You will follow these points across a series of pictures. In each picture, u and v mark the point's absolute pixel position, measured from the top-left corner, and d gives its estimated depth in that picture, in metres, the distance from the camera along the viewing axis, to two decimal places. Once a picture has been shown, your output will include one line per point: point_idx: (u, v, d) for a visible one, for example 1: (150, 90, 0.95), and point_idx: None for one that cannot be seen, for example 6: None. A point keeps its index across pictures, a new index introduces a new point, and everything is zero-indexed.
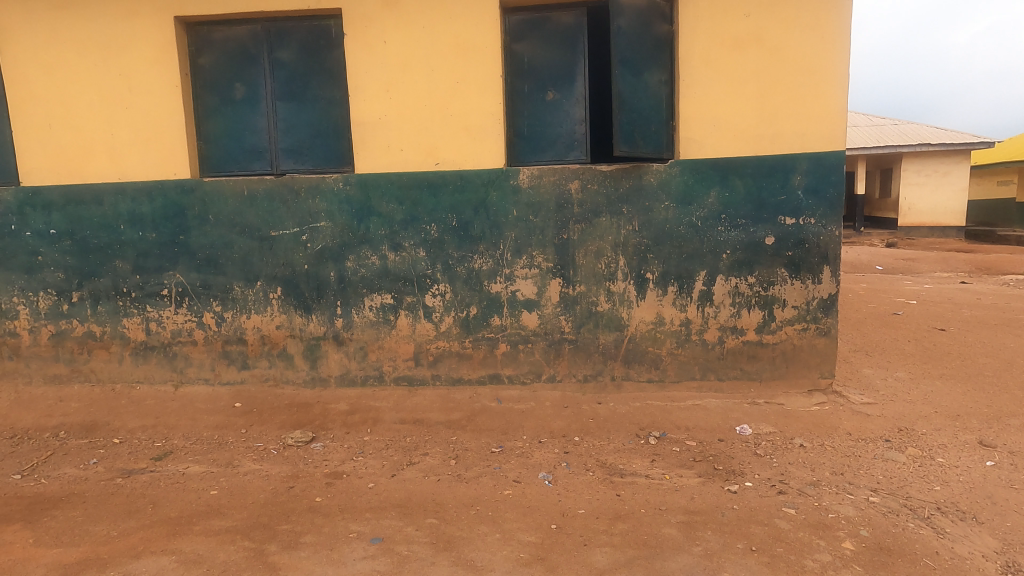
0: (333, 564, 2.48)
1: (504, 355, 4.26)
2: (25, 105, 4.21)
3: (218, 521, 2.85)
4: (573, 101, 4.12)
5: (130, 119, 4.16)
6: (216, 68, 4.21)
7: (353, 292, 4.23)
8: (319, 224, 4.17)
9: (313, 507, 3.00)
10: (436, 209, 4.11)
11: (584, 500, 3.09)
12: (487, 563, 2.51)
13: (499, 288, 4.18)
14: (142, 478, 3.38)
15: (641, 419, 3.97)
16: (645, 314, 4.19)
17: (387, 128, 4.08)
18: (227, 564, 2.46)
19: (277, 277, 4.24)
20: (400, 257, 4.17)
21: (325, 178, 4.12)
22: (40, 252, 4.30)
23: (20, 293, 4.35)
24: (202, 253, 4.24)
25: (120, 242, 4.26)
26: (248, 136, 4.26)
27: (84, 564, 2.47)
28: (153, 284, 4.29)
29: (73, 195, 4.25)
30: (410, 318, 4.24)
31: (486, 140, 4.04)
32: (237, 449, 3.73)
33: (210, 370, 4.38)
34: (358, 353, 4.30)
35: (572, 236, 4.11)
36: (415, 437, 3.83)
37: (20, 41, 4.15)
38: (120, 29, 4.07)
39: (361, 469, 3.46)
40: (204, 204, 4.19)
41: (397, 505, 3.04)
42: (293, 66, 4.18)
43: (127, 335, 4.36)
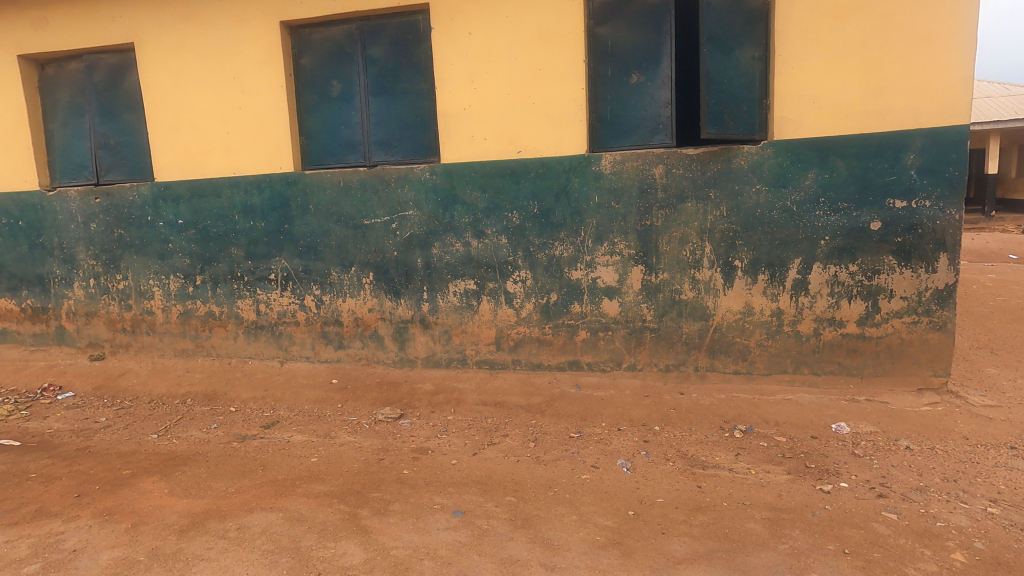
0: (418, 532, 2.64)
1: (584, 343, 4.26)
2: (158, 110, 4.75)
3: (318, 485, 3.12)
4: (658, 84, 4.00)
5: (243, 119, 4.57)
6: (316, 67, 4.51)
7: (438, 277, 4.40)
8: (407, 212, 4.38)
9: (401, 479, 3.21)
10: (518, 196, 4.18)
11: (663, 490, 3.06)
12: (564, 543, 2.57)
13: (580, 275, 4.19)
14: (254, 443, 3.77)
15: (726, 412, 3.84)
16: (732, 303, 4.03)
17: (471, 118, 4.19)
18: (325, 524, 2.70)
19: (370, 263, 4.51)
20: (483, 244, 4.29)
21: (413, 169, 4.32)
22: (171, 240, 4.86)
23: (155, 277, 4.94)
24: (304, 240, 4.59)
25: (235, 231, 4.71)
26: (343, 131, 4.54)
27: (207, 514, 2.80)
28: (262, 269, 4.71)
29: (197, 189, 4.74)
30: (492, 303, 4.35)
31: (567, 127, 4.04)
32: (334, 422, 4.05)
33: (311, 348, 4.74)
34: (443, 336, 4.48)
35: (655, 222, 4.03)
36: (496, 419, 3.96)
37: (153, 52, 4.67)
38: (233, 37, 4.48)
39: (445, 446, 3.64)
40: (306, 195, 4.53)
41: (478, 482, 3.17)
42: (384, 61, 4.39)
43: (240, 315, 4.82)
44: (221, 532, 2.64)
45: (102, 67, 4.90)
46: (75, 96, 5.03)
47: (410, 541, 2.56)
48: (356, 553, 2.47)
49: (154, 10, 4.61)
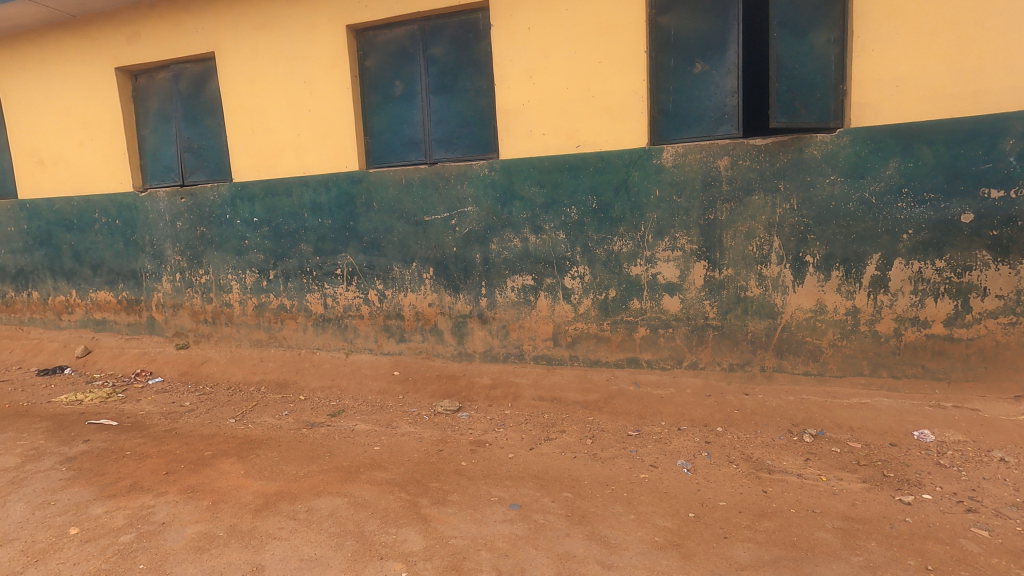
0: (476, 522, 2.69)
1: (644, 340, 4.17)
2: (236, 114, 5.05)
3: (381, 473, 3.24)
4: (723, 72, 3.85)
5: (312, 120, 4.78)
6: (380, 69, 4.65)
7: (497, 273, 4.44)
8: (466, 209, 4.44)
9: (460, 470, 3.27)
10: (577, 191, 4.14)
11: (725, 493, 2.96)
12: (621, 542, 2.54)
13: (639, 270, 4.11)
14: (321, 430, 3.96)
15: (795, 415, 3.66)
16: (802, 300, 3.83)
17: (530, 114, 4.20)
18: (388, 510, 2.80)
19: (430, 259, 4.61)
20: (541, 239, 4.28)
21: (472, 165, 4.37)
22: (247, 237, 5.16)
23: (233, 271, 5.26)
24: (368, 236, 4.76)
25: (305, 228, 4.94)
26: (406, 129, 4.66)
27: (279, 496, 2.97)
28: (329, 264, 4.92)
29: (270, 189, 5.01)
30: (549, 299, 4.34)
31: (628, 120, 3.97)
32: (396, 413, 4.19)
33: (374, 341, 4.91)
34: (501, 331, 4.52)
35: (719, 216, 3.89)
36: (553, 415, 3.97)
37: (231, 60, 4.96)
38: (303, 42, 4.68)
39: (502, 440, 3.68)
40: (370, 192, 4.68)
41: (535, 476, 3.19)
42: (445, 60, 4.46)
43: (309, 308, 5.06)
44: (292, 513, 2.79)
45: (187, 76, 5.26)
46: (164, 104, 5.43)
47: (468, 531, 2.61)
48: (416, 540, 2.54)
49: (232, 20, 4.89)
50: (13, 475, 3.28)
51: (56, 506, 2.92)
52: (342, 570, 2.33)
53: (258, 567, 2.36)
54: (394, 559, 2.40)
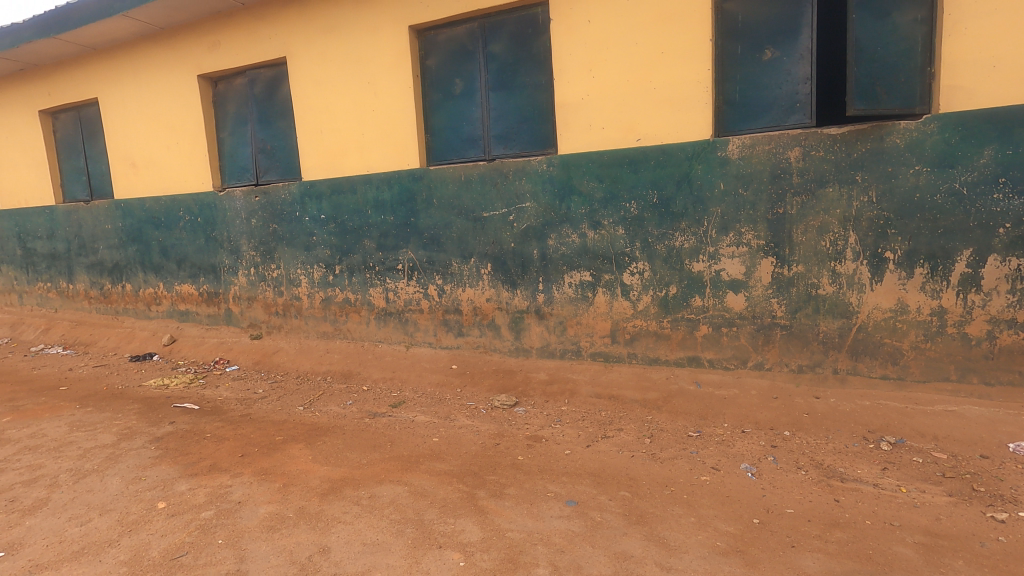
0: (533, 517, 2.70)
1: (706, 338, 4.04)
2: (305, 115, 5.28)
3: (439, 463, 3.31)
4: (795, 59, 3.66)
5: (376, 120, 4.93)
6: (441, 68, 4.73)
7: (554, 269, 4.43)
8: (524, 204, 4.45)
9: (516, 464, 3.29)
10: (636, 185, 4.06)
11: (793, 500, 2.83)
12: (680, 545, 2.48)
13: (701, 267, 3.98)
14: (383, 419, 4.09)
15: (871, 421, 3.45)
16: (881, 299, 3.59)
17: (590, 108, 4.15)
18: (446, 500, 2.86)
19: (488, 255, 4.66)
20: (599, 235, 4.23)
21: (530, 161, 4.37)
22: (315, 234, 5.39)
23: (302, 266, 5.52)
24: (428, 232, 4.86)
25: (368, 225, 5.10)
26: (465, 127, 4.72)
27: (344, 481, 3.09)
28: (391, 259, 5.07)
29: (336, 187, 5.20)
30: (608, 295, 4.29)
31: (691, 111, 3.85)
32: (454, 405, 4.28)
33: (433, 335, 5.01)
34: (558, 327, 4.50)
35: (789, 210, 3.71)
36: (610, 413, 3.93)
37: (302, 64, 5.19)
38: (368, 44, 4.83)
39: (558, 436, 3.68)
40: (430, 189, 4.78)
41: (592, 474, 3.16)
42: (504, 57, 4.48)
43: (372, 302, 5.22)
44: (356, 498, 2.90)
45: (261, 80, 5.55)
46: (240, 108, 5.76)
47: (524, 525, 2.63)
48: (474, 531, 2.58)
49: (303, 26, 5.11)
50: (110, 451, 3.59)
51: (147, 481, 3.17)
52: (402, 556, 2.41)
53: (324, 548, 2.47)
54: (452, 548, 2.45)
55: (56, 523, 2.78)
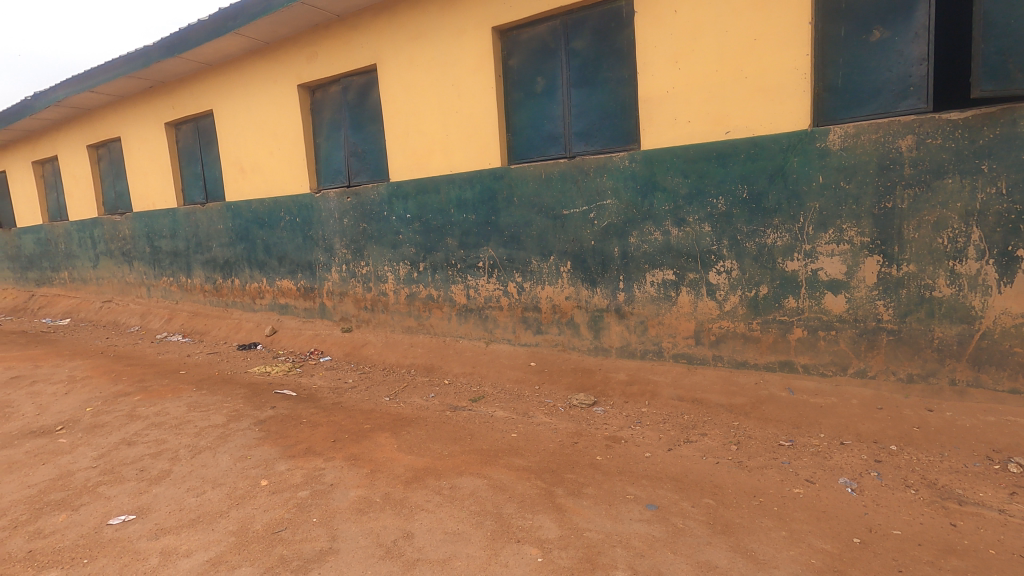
0: (611, 518, 2.66)
1: (800, 342, 3.79)
2: (394, 119, 5.51)
3: (518, 459, 3.35)
4: (909, 38, 3.34)
5: (459, 121, 5.06)
6: (523, 67, 4.77)
7: (636, 267, 4.34)
8: (605, 202, 4.39)
9: (595, 464, 3.26)
10: (725, 180, 3.88)
11: (900, 520, 2.60)
12: (770, 559, 2.35)
13: (796, 266, 3.74)
14: (464, 413, 4.20)
15: (996, 439, 3.08)
16: (1010, 303, 3.20)
17: (675, 101, 4.02)
18: (525, 496, 2.89)
19: (568, 252, 4.64)
20: (684, 232, 4.09)
21: (612, 157, 4.30)
22: (401, 232, 5.62)
23: (389, 263, 5.77)
24: (508, 230, 4.92)
25: (451, 223, 5.25)
26: (546, 124, 4.73)
27: (427, 471, 3.21)
28: (472, 257, 5.18)
29: (421, 187, 5.39)
30: (692, 295, 4.13)
31: (787, 100, 3.62)
32: (532, 402, 4.31)
33: (512, 332, 5.06)
34: (639, 327, 4.40)
35: (899, 204, 3.39)
36: (694, 417, 3.79)
37: (391, 69, 5.43)
38: (453, 47, 4.96)
39: (638, 438, 3.60)
40: (511, 187, 4.83)
41: (674, 478, 3.07)
42: (586, 53, 4.44)
43: (454, 298, 5.37)
44: (437, 488, 3.00)
45: (354, 87, 5.87)
46: (335, 114, 6.11)
47: (603, 526, 2.60)
48: (552, 528, 2.59)
49: (392, 33, 5.34)
50: (221, 431, 3.95)
51: (252, 460, 3.46)
52: (482, 547, 2.46)
53: (408, 534, 2.58)
54: (530, 543, 2.47)
55: (177, 492, 3.10)
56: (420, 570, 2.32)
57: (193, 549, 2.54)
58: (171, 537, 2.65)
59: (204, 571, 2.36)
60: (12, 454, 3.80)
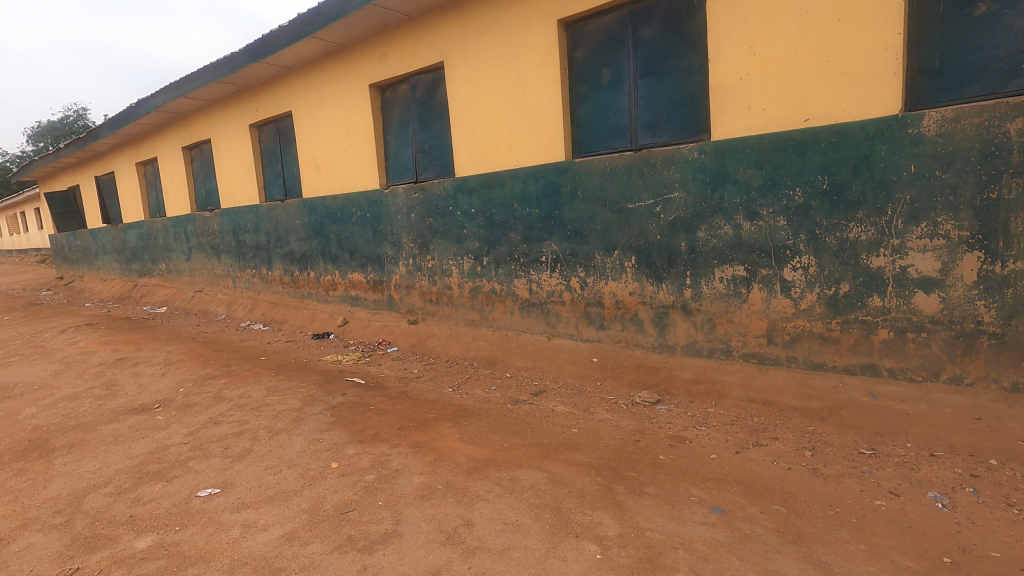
0: (674, 519, 2.60)
1: (885, 344, 3.53)
2: (460, 115, 5.60)
3: (578, 454, 3.33)
4: (1020, 10, 3.03)
5: (524, 115, 5.06)
6: (588, 59, 4.71)
7: (704, 262, 4.19)
8: (672, 195, 4.26)
9: (657, 463, 3.19)
10: (803, 171, 3.66)
11: (999, 541, 2.37)
12: (846, 572, 2.21)
13: (881, 262, 3.49)
14: (525, 407, 4.23)
15: None
16: None
17: (749, 89, 3.84)
18: (584, 491, 2.87)
19: (633, 247, 4.54)
20: (756, 227, 3.91)
21: (680, 148, 4.16)
22: (466, 227, 5.70)
23: (454, 258, 5.88)
24: (572, 225, 4.88)
25: (515, 218, 5.27)
26: (612, 117, 4.65)
27: (487, 462, 3.26)
28: (535, 251, 5.18)
29: (486, 182, 5.44)
30: (764, 292, 3.94)
31: (875, 84, 3.36)
32: (594, 399, 4.28)
33: (574, 327, 5.03)
34: (706, 324, 4.25)
35: (1004, 195, 3.08)
36: (764, 419, 3.62)
37: (458, 67, 5.51)
38: (518, 42, 4.97)
39: (703, 438, 3.49)
40: (575, 181, 4.78)
41: (741, 482, 2.95)
42: (654, 42, 4.32)
43: (516, 292, 5.40)
44: (497, 479, 3.04)
45: (423, 85, 6.01)
46: (404, 112, 6.29)
47: (664, 526, 2.54)
48: (611, 525, 2.56)
49: (459, 29, 5.41)
50: (296, 415, 4.19)
51: (324, 443, 3.64)
52: (540, 540, 2.47)
53: (469, 522, 2.63)
54: (589, 539, 2.46)
55: (257, 470, 3.32)
56: (479, 558, 2.36)
57: (270, 523, 2.71)
58: (251, 511, 2.84)
59: (279, 545, 2.51)
60: (117, 428, 4.21)
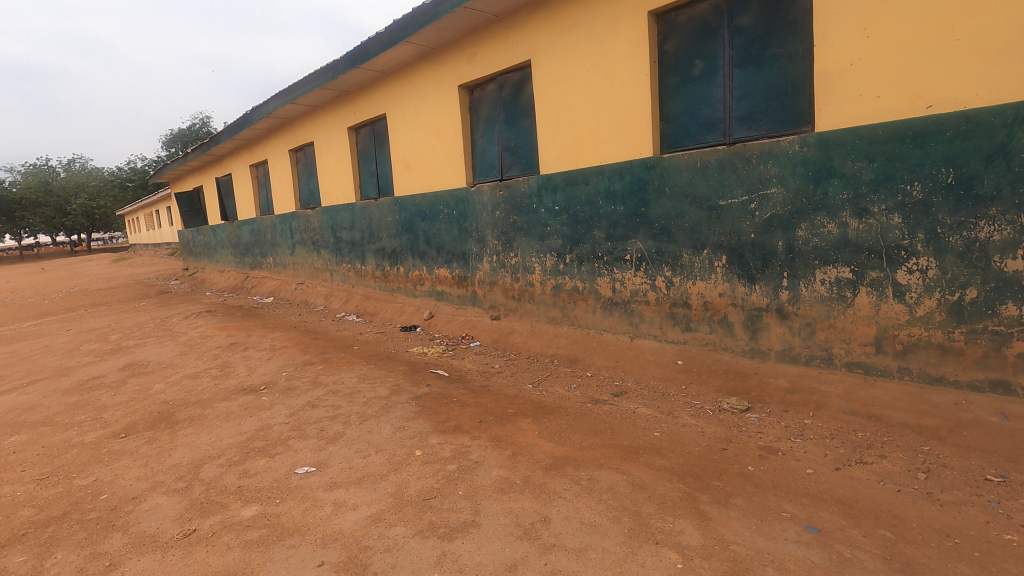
0: (763, 535, 2.45)
1: (1021, 359, 3.12)
2: (546, 112, 5.60)
3: (660, 459, 3.23)
4: None
5: (611, 110, 4.97)
6: (679, 50, 4.54)
7: (803, 263, 3.91)
8: (769, 190, 4.00)
9: (746, 474, 3.03)
10: (923, 164, 3.31)
11: None
12: None
13: (1018, 265, 3.09)
14: (605, 407, 4.18)
15: None
16: None
17: (860, 75, 3.52)
18: (665, 498, 2.78)
19: (724, 246, 4.33)
20: (866, 225, 3.59)
21: (780, 141, 3.90)
22: (549, 224, 5.70)
23: (537, 255, 5.90)
24: (658, 222, 4.74)
25: (599, 215, 5.20)
26: (704, 110, 4.45)
27: (565, 460, 3.25)
28: (620, 249, 5.08)
29: (570, 179, 5.41)
30: (873, 297, 3.62)
31: (1014, 64, 2.97)
32: (678, 402, 4.14)
33: (659, 327, 4.88)
34: (805, 329, 3.97)
35: None
36: (870, 435, 3.31)
37: (545, 64, 5.51)
38: (606, 36, 4.88)
39: (798, 451, 3.27)
40: (662, 177, 4.63)
41: (841, 502, 2.73)
42: (752, 29, 4.09)
43: (599, 291, 5.32)
44: (576, 478, 3.02)
45: (510, 84, 6.08)
46: (491, 111, 6.40)
47: (752, 541, 2.40)
48: (694, 535, 2.46)
49: (547, 26, 5.41)
50: (385, 402, 4.41)
51: (409, 431, 3.81)
52: (618, 543, 2.42)
53: (546, 519, 2.63)
54: (669, 547, 2.38)
55: (348, 452, 3.53)
56: (556, 555, 2.36)
57: (359, 503, 2.87)
58: (342, 491, 3.02)
59: (367, 525, 2.66)
60: (229, 405, 4.64)
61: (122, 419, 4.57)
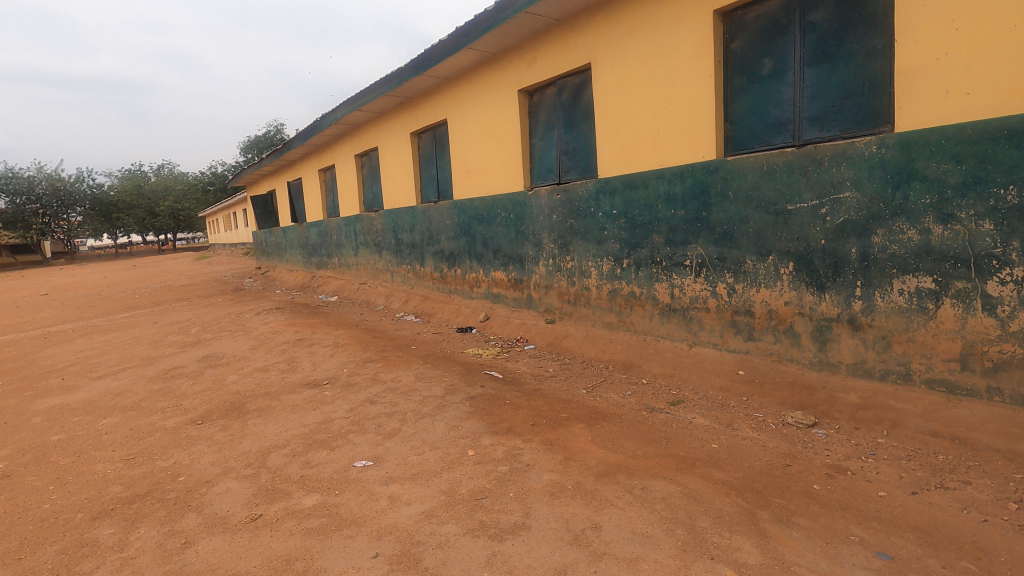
0: (828, 558, 2.32)
1: None
2: (606, 115, 5.55)
3: (717, 471, 3.13)
4: None
5: (673, 112, 4.86)
6: (746, 50, 4.40)
7: (879, 271, 3.67)
8: (842, 195, 3.79)
9: (810, 492, 2.88)
10: (1020, 166, 3.04)
11: None
12: None
13: None
14: (661, 415, 4.09)
15: None
16: None
17: (947, 71, 3.28)
18: (722, 512, 2.68)
19: (791, 253, 4.14)
20: (951, 232, 3.34)
21: (855, 142, 3.69)
22: (607, 228, 5.64)
23: (594, 259, 5.85)
24: (721, 227, 4.59)
25: (658, 219, 5.09)
26: (773, 111, 4.28)
27: (617, 468, 3.20)
28: (679, 255, 4.95)
29: (630, 182, 5.33)
30: (958, 309, 3.35)
31: None
32: (738, 414, 3.99)
33: (719, 336, 4.72)
34: (880, 342, 3.73)
35: None
36: (952, 458, 3.07)
37: (606, 67, 5.47)
38: (670, 37, 4.79)
39: (870, 472, 3.07)
40: (726, 180, 4.48)
41: (917, 528, 2.54)
42: (827, 25, 3.90)
43: (657, 297, 5.21)
44: (628, 486, 2.97)
45: (570, 87, 6.07)
46: (550, 114, 6.41)
47: (816, 564, 2.28)
48: (751, 553, 2.36)
49: (608, 29, 5.37)
50: (440, 401, 4.49)
51: (462, 430, 3.87)
52: (671, 556, 2.36)
53: (597, 526, 2.61)
54: (725, 564, 2.30)
55: (404, 449, 3.62)
56: (606, 563, 2.33)
57: (412, 499, 2.94)
58: (397, 486, 3.11)
59: (420, 520, 2.72)
60: (295, 399, 4.87)
61: (198, 407, 4.90)
